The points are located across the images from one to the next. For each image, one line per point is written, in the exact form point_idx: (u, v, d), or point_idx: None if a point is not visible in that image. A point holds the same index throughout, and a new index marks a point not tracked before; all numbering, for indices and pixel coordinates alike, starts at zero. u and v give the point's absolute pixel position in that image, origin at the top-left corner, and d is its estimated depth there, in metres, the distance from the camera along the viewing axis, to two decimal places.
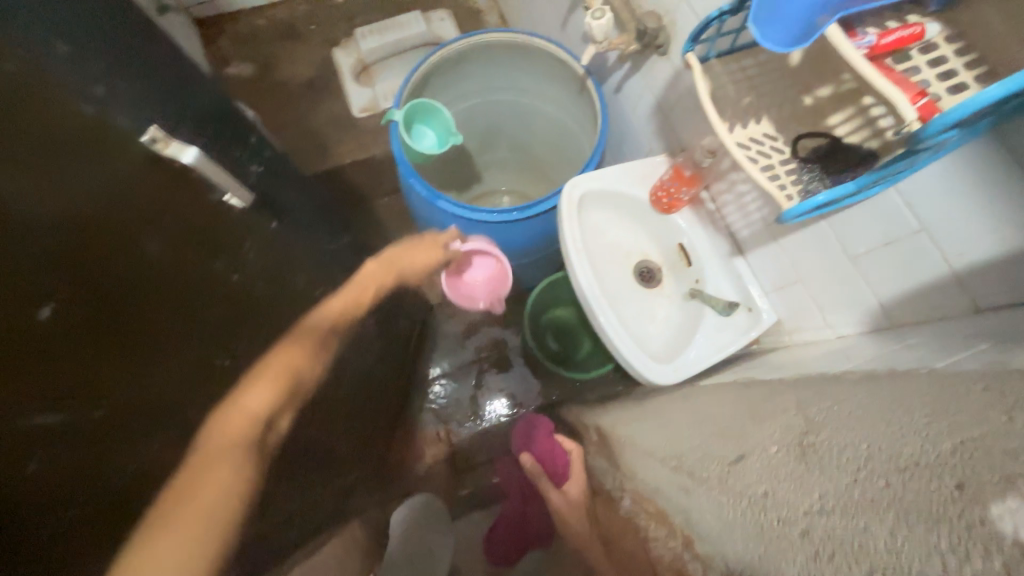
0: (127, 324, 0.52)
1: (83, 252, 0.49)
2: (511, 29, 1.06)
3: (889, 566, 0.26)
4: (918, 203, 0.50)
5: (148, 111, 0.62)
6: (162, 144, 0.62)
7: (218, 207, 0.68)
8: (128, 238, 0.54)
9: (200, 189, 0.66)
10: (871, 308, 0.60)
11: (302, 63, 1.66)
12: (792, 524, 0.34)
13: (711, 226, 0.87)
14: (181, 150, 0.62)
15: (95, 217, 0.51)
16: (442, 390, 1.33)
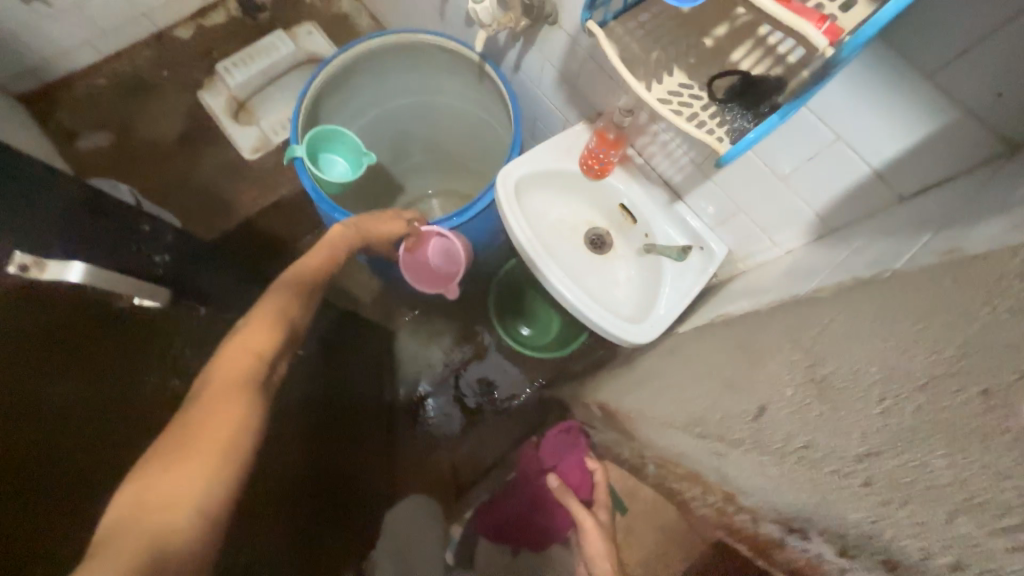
0: (56, 475, 0.43)
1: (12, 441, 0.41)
2: (391, 30, 1.00)
3: (968, 497, 0.28)
4: (830, 115, 0.53)
5: (32, 229, 0.51)
6: (36, 268, 0.49)
7: (127, 317, 0.59)
8: (45, 400, 0.45)
9: (105, 306, 0.56)
10: (809, 219, 0.64)
11: (167, 117, 1.47)
12: (853, 474, 0.37)
13: (645, 178, 0.88)
14: (66, 268, 0.51)
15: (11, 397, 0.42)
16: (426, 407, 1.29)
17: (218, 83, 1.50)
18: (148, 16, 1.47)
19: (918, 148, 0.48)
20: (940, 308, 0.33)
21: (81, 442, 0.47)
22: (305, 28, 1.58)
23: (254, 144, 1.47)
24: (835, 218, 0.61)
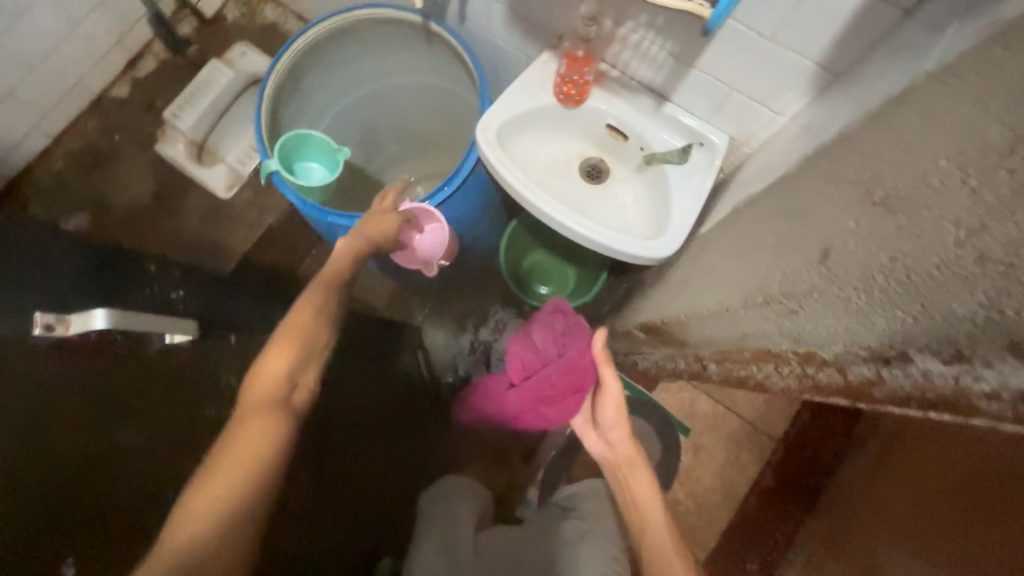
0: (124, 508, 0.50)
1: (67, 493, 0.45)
2: (325, 16, 0.95)
3: None
4: None
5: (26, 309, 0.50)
6: (62, 325, 0.51)
7: (163, 355, 0.61)
8: (96, 448, 0.49)
9: (135, 348, 0.58)
10: (810, 71, 0.61)
11: (135, 180, 1.45)
12: None
13: (626, 90, 0.83)
14: (88, 319, 0.51)
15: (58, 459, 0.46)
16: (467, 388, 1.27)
17: (172, 131, 1.46)
18: (82, 84, 1.43)
19: None
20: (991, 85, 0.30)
21: (140, 478, 0.53)
22: (238, 50, 1.52)
23: (228, 182, 1.45)
24: (838, 61, 0.58)
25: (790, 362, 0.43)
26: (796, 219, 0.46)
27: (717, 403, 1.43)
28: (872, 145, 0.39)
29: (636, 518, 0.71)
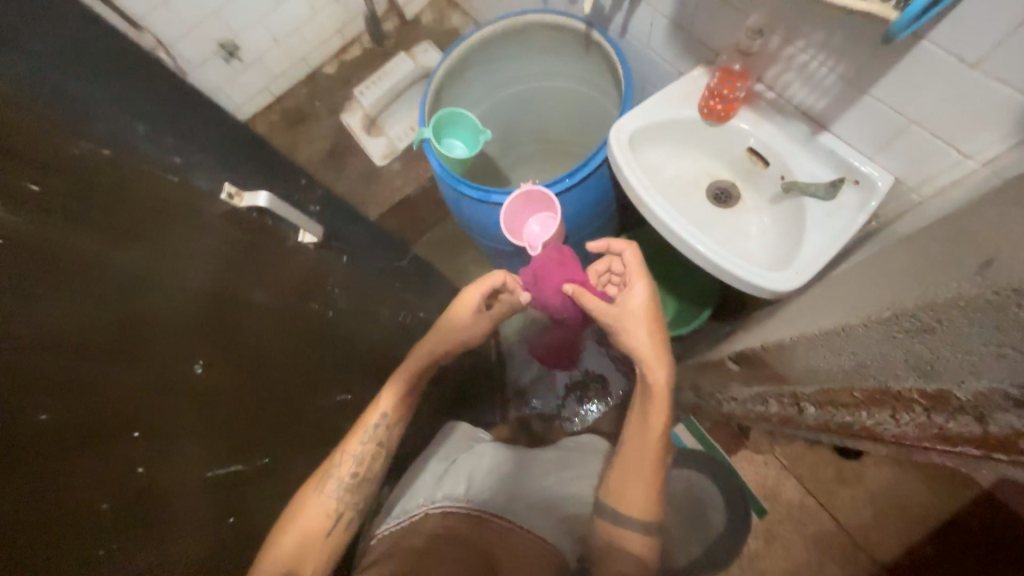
0: (234, 357, 0.59)
1: (202, 317, 0.55)
2: (504, 16, 1.08)
3: None
4: None
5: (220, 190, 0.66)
6: (237, 197, 0.69)
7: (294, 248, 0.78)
8: (238, 296, 0.63)
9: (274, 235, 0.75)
10: (1021, 107, 0.52)
11: (319, 139, 1.76)
12: None
13: (779, 114, 0.79)
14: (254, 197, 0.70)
15: (210, 288, 0.58)
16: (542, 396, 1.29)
17: (356, 104, 1.75)
18: (306, 60, 1.80)
19: None
20: None
21: (261, 327, 0.65)
22: (423, 47, 1.78)
23: (385, 151, 1.70)
24: None
25: (913, 408, 0.37)
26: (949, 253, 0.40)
27: (807, 492, 1.23)
28: None
29: (631, 444, 0.68)
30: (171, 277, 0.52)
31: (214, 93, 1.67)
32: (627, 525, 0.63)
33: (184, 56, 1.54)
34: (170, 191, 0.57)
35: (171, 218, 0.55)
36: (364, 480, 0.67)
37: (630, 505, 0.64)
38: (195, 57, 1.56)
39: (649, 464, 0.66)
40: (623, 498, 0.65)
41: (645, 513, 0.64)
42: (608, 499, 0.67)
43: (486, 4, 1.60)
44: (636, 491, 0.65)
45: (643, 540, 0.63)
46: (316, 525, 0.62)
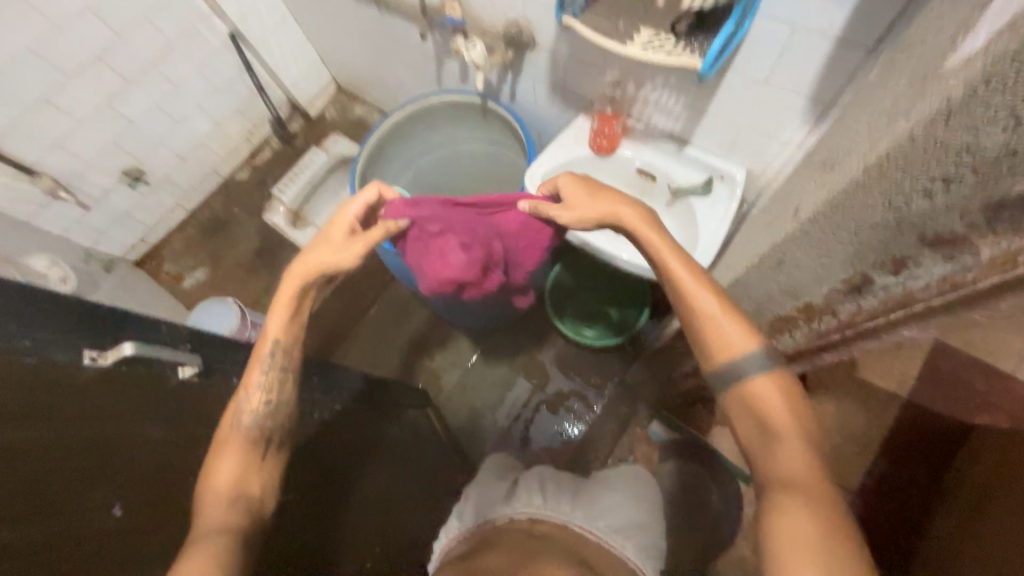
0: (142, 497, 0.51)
1: (106, 472, 0.47)
2: (409, 101, 1.23)
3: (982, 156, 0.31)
4: (779, 13, 0.64)
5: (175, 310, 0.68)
6: (104, 356, 0.52)
7: (182, 386, 0.61)
8: (134, 429, 0.51)
9: (163, 369, 0.58)
10: (804, 106, 0.73)
11: (245, 242, 1.76)
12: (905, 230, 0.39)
13: (651, 138, 0.99)
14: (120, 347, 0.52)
15: (105, 442, 0.48)
16: (532, 438, 1.46)
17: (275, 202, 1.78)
18: (216, 171, 1.82)
19: (861, 4, 0.57)
20: (883, 84, 0.42)
21: (162, 455, 0.55)
22: (332, 138, 1.89)
23: (315, 239, 1.74)
24: (825, 96, 0.69)
25: (801, 321, 0.56)
26: (781, 209, 0.56)
27: None
28: (827, 142, 0.50)
29: (685, 302, 0.61)
30: (59, 449, 0.43)
31: (122, 220, 1.62)
32: (755, 380, 0.57)
33: (84, 191, 1.48)
34: (27, 369, 0.43)
35: (26, 395, 0.42)
36: (273, 410, 0.65)
37: (731, 347, 0.58)
38: (96, 190, 1.51)
39: (710, 302, 0.60)
40: (719, 346, 0.59)
41: (747, 343, 0.58)
42: (715, 370, 0.60)
43: (386, 93, 1.77)
44: (725, 328, 0.59)
45: (772, 378, 0.57)
46: (251, 460, 0.61)
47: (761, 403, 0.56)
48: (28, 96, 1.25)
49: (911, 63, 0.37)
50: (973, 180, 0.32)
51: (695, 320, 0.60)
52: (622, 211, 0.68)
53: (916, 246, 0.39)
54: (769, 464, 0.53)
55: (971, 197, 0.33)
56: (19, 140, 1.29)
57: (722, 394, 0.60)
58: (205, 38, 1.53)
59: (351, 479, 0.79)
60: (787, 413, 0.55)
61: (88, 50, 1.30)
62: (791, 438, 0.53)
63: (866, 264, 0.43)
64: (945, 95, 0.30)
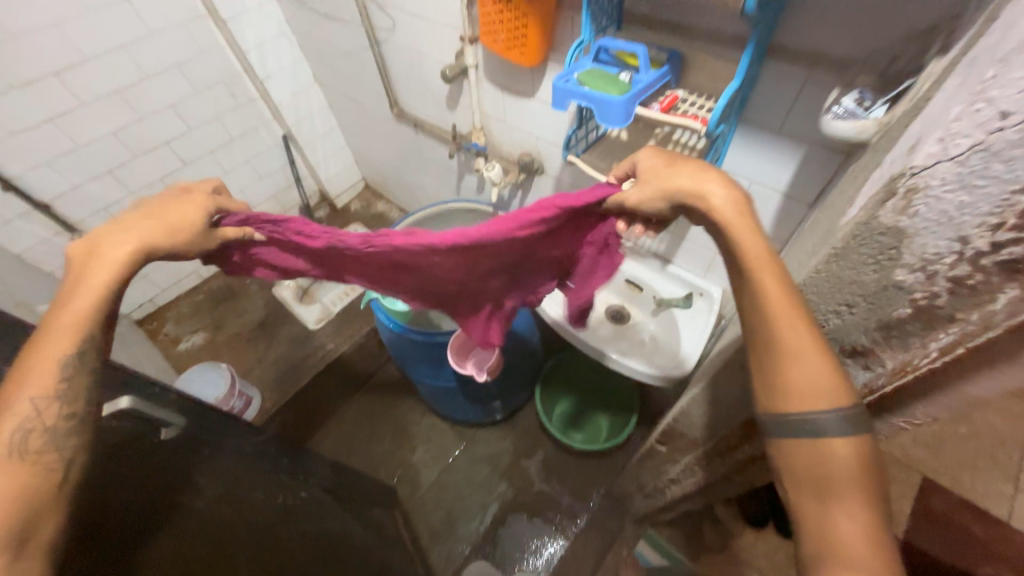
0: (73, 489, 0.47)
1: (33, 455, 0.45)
2: (429, 205, 1.39)
3: (860, 291, 0.41)
4: (739, 171, 0.80)
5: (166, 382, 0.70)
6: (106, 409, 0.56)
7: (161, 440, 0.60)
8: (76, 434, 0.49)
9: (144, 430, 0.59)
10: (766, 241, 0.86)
11: (249, 312, 1.83)
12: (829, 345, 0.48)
13: (637, 255, 1.13)
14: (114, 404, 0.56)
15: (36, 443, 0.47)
16: (510, 551, 1.36)
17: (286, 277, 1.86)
18: None
19: (800, 170, 0.73)
20: (813, 230, 0.53)
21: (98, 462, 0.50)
22: (354, 228, 2.06)
23: (319, 317, 1.77)
24: (782, 234, 0.83)
25: None
26: None
27: None
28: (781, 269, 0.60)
29: (766, 327, 0.46)
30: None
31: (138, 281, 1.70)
32: (832, 439, 0.45)
33: None
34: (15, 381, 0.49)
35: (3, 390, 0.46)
36: (55, 434, 0.45)
37: (818, 390, 0.45)
38: None
39: (802, 333, 0.45)
40: (799, 393, 0.46)
41: (833, 395, 0.45)
42: (781, 419, 0.47)
43: (410, 196, 2.00)
44: (806, 365, 0.45)
45: (854, 444, 0.45)
46: (25, 504, 0.42)
47: (828, 462, 0.45)
48: (96, 167, 1.41)
49: (828, 217, 0.48)
50: (864, 306, 0.42)
51: (771, 353, 0.46)
52: (708, 191, 0.48)
53: (840, 355, 0.47)
54: (828, 531, 0.44)
55: (868, 319, 0.42)
56: (73, 203, 1.42)
57: (778, 446, 0.48)
58: (260, 137, 1.78)
59: (242, 537, 0.65)
60: (863, 477, 0.44)
61: (160, 137, 1.50)
62: (857, 502, 0.44)
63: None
64: (831, 245, 0.41)
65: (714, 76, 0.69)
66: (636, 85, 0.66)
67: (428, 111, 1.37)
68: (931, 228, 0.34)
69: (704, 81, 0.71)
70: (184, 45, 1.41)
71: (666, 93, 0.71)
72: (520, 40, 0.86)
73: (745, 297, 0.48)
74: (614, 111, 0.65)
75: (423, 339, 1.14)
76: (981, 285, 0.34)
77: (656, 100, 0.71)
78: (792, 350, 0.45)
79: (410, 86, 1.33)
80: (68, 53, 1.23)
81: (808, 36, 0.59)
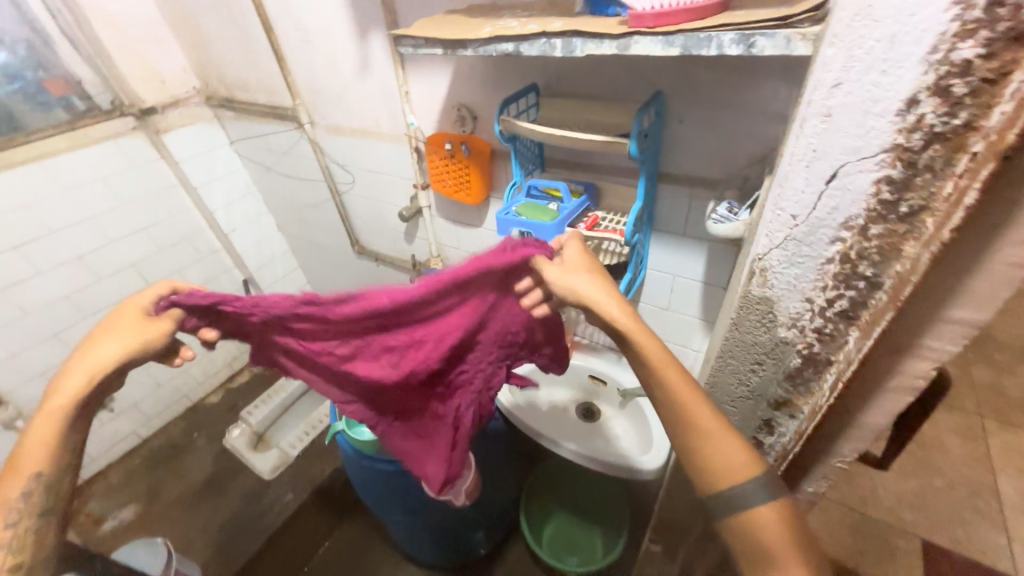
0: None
1: None
2: None
3: (764, 350, 0.49)
4: (662, 268, 0.94)
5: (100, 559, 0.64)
6: None
7: None
8: None
9: None
10: (700, 324, 0.97)
11: (194, 469, 1.66)
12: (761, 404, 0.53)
13: (595, 351, 1.21)
14: None
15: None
16: None
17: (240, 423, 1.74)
18: (188, 396, 1.86)
19: (708, 262, 0.87)
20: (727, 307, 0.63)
21: None
22: None
23: (275, 462, 1.63)
24: (711, 316, 0.94)
25: None
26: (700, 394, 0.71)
27: None
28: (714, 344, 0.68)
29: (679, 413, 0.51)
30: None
31: None
32: (756, 506, 0.47)
33: None
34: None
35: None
36: None
37: (730, 470, 0.48)
38: None
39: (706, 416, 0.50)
40: (717, 471, 0.49)
41: (748, 469, 0.48)
42: (711, 495, 0.50)
43: None
44: (723, 443, 0.49)
45: (775, 510, 0.47)
46: None
47: (759, 528, 0.47)
48: (39, 333, 1.37)
49: (732, 295, 0.58)
50: (771, 363, 0.49)
51: (693, 438, 0.50)
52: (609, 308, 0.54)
53: (771, 411, 0.53)
54: None
55: (778, 374, 0.49)
56: (5, 374, 1.33)
57: (720, 519, 0.50)
58: (220, 284, 1.83)
59: None
60: (793, 538, 0.46)
61: (115, 295, 1.50)
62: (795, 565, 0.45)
63: (752, 428, 0.56)
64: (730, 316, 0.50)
65: (624, 198, 0.86)
66: (562, 211, 0.81)
67: (388, 245, 1.51)
68: (791, 294, 0.44)
69: (617, 202, 0.87)
70: (150, 210, 1.51)
71: (588, 215, 0.86)
72: (463, 178, 1.05)
73: (659, 391, 0.53)
74: (548, 232, 0.78)
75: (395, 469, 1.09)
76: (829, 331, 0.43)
77: (581, 220, 0.86)
78: (703, 431, 0.50)
79: (370, 226, 1.49)
80: (28, 229, 1.27)
81: (684, 165, 0.78)
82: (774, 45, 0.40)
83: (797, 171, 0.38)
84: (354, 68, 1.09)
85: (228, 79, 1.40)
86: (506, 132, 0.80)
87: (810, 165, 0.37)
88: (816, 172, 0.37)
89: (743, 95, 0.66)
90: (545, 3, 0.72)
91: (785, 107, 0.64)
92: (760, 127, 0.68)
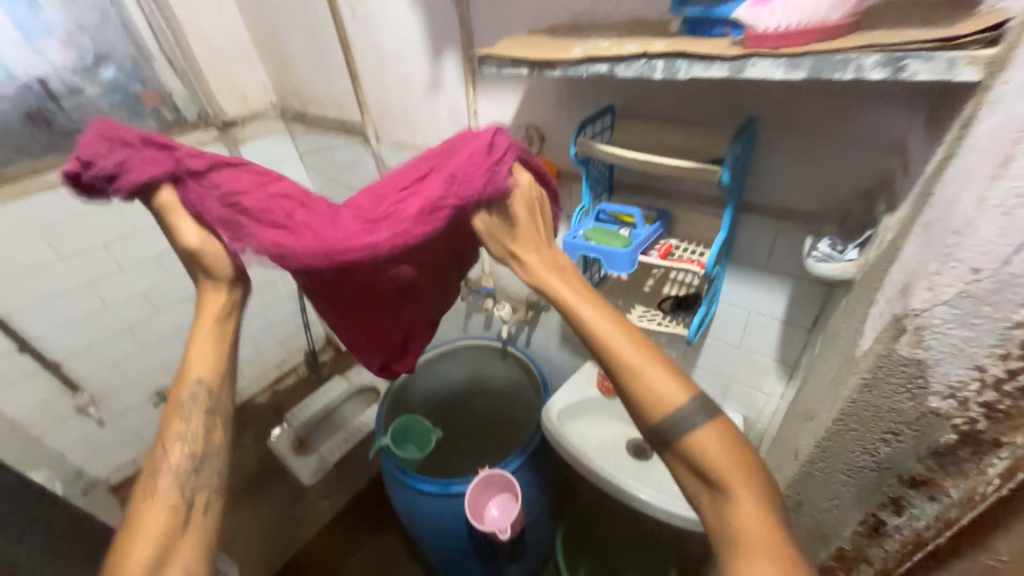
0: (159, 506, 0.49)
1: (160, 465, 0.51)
2: (438, 344, 1.39)
3: (903, 419, 0.43)
4: (736, 303, 0.87)
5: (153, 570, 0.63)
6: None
7: None
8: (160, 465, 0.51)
9: None
10: (775, 367, 0.89)
11: (239, 466, 1.70)
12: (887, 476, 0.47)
13: None
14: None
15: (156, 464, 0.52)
16: None
17: (284, 425, 1.71)
18: (239, 394, 1.93)
19: (791, 301, 0.80)
20: (832, 356, 0.56)
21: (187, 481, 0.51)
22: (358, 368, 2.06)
23: (314, 471, 1.61)
24: (789, 358, 0.86)
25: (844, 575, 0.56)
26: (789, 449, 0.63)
27: None
28: (807, 394, 0.61)
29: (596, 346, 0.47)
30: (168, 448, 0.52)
31: (126, 440, 1.60)
32: (696, 434, 0.43)
33: (111, 408, 1.53)
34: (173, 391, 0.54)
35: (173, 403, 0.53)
36: None
37: (655, 400, 0.44)
38: (121, 408, 1.56)
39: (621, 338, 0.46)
40: (647, 400, 0.45)
41: (675, 394, 0.45)
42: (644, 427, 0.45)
43: None
44: (648, 376, 0.45)
45: (712, 430, 0.44)
46: None
47: (702, 452, 0.43)
48: (117, 326, 1.46)
49: (841, 344, 0.52)
50: (910, 433, 0.43)
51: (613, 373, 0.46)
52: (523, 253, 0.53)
53: (901, 486, 0.46)
54: (733, 531, 0.41)
55: (918, 446, 0.43)
56: (82, 362, 1.42)
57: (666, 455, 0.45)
58: (277, 288, 1.90)
59: None
60: (744, 469, 0.42)
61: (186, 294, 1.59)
62: (743, 493, 0.41)
63: (872, 505, 0.50)
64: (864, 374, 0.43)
65: (700, 227, 0.81)
66: (637, 237, 0.77)
67: None
68: (949, 359, 0.38)
69: (691, 231, 0.82)
70: None
71: (660, 243, 0.82)
72: None
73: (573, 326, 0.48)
74: (621, 259, 0.74)
75: (438, 491, 1.07)
76: (1005, 404, 0.37)
77: (654, 248, 0.81)
78: (625, 363, 0.45)
79: None
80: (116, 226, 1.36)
81: (772, 196, 0.72)
82: (932, 69, 0.35)
83: (988, 218, 0.32)
84: (424, 87, 1.11)
85: (303, 95, 1.48)
86: (581, 153, 0.77)
87: (1011, 214, 0.31)
88: (1016, 221, 0.31)
89: (852, 121, 0.61)
90: (630, 23, 0.70)
91: (902, 135, 0.58)
92: (866, 156, 0.61)
